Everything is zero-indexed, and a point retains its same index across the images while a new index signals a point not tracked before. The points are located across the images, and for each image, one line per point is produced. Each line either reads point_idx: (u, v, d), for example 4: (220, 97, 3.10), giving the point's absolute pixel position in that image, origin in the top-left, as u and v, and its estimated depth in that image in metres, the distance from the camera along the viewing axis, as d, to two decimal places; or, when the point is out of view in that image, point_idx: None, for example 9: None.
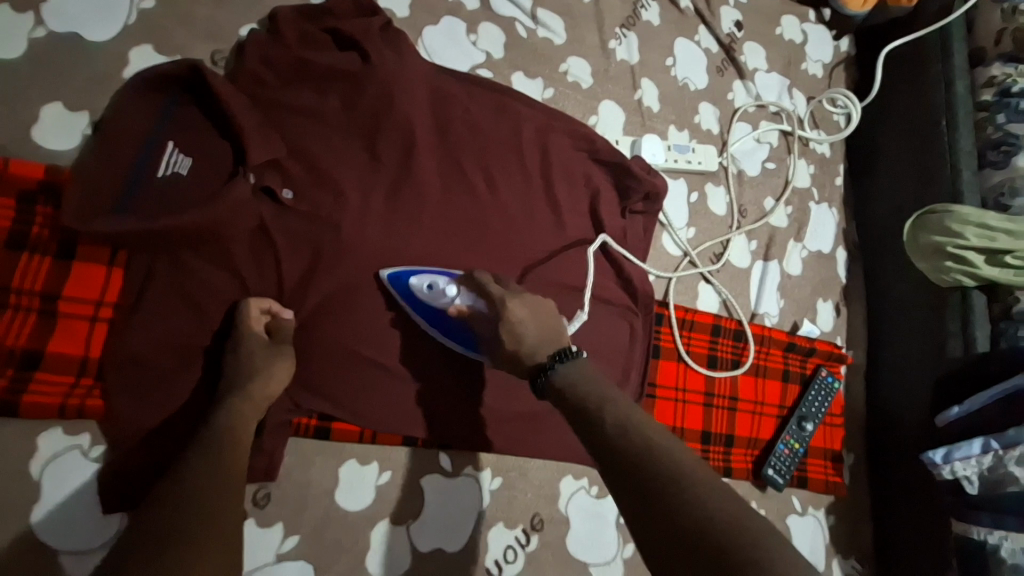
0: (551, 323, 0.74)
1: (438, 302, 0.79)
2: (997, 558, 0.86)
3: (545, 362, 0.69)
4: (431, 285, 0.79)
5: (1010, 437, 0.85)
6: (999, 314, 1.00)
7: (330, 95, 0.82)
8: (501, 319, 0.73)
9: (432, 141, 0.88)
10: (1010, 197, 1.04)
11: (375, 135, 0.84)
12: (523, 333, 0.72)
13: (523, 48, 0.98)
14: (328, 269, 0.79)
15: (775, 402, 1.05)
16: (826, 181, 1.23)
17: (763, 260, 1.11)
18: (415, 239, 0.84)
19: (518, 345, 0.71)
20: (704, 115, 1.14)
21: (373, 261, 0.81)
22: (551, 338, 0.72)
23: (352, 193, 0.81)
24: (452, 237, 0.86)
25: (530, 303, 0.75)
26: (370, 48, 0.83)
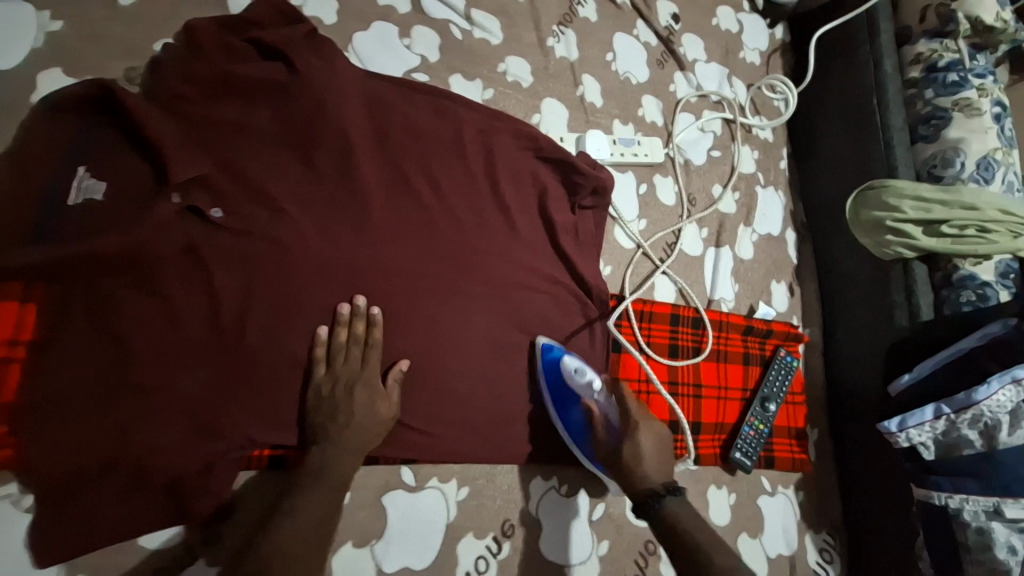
0: (668, 460, 0.86)
1: (580, 390, 0.88)
2: (959, 522, 0.85)
3: (656, 488, 0.80)
4: (581, 373, 0.88)
5: (960, 401, 0.88)
6: (941, 281, 1.03)
7: (259, 108, 0.80)
8: (631, 436, 0.85)
9: (369, 148, 0.85)
10: (942, 168, 1.08)
11: (309, 145, 0.81)
12: (646, 460, 0.83)
13: (459, 50, 0.97)
14: (268, 286, 0.76)
15: (737, 386, 1.06)
16: (771, 164, 1.26)
17: (715, 246, 1.13)
18: (358, 250, 0.82)
19: (639, 465, 0.83)
20: (648, 108, 1.15)
21: (316, 275, 0.79)
22: (665, 469, 0.84)
23: (288, 206, 0.79)
24: (394, 245, 0.84)
25: (659, 437, 0.86)
26: (297, 57, 0.80)
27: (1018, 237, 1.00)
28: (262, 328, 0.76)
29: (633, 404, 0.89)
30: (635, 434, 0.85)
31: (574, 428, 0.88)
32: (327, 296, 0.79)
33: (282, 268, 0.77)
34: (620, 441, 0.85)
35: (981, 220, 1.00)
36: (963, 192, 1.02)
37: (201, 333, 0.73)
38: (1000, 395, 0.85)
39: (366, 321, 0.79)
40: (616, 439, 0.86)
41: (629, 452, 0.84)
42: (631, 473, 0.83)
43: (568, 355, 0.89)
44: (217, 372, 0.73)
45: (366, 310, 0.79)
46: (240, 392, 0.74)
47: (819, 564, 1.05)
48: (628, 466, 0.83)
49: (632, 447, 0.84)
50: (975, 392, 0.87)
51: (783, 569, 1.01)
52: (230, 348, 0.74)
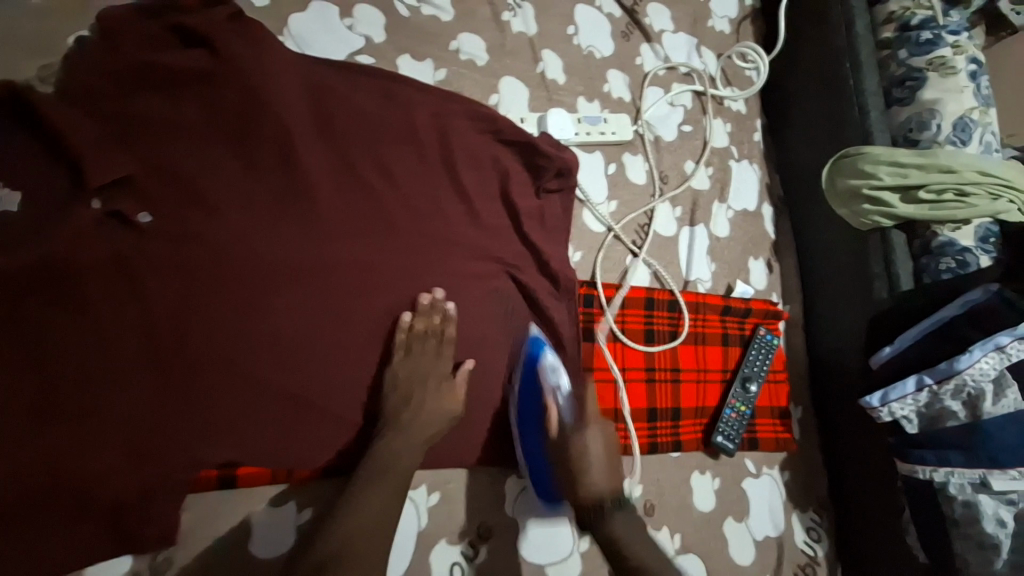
0: (619, 468, 0.80)
1: (547, 386, 0.85)
2: (945, 495, 0.84)
3: (600, 498, 0.76)
4: (555, 371, 0.85)
5: (941, 371, 0.85)
6: (920, 250, 0.99)
7: (185, 100, 0.73)
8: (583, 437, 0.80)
9: (311, 139, 0.79)
10: (918, 131, 1.04)
11: (244, 140, 0.75)
12: (592, 463, 0.79)
13: (406, 28, 0.90)
14: (209, 293, 0.71)
15: (717, 367, 1.03)
16: (744, 137, 1.21)
17: (690, 225, 1.08)
18: (305, 250, 0.77)
19: (584, 469, 0.79)
20: (614, 84, 1.09)
21: (260, 279, 0.74)
22: (613, 481, 0.78)
23: (225, 208, 0.73)
24: (344, 242, 0.79)
25: (612, 445, 0.81)
26: (221, 42, 0.73)
27: (996, 198, 0.96)
28: (203, 338, 0.70)
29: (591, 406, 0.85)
30: (586, 434, 0.81)
31: (527, 421, 0.85)
32: (274, 300, 0.74)
33: (223, 273, 0.72)
34: (570, 438, 0.81)
35: (959, 183, 0.96)
36: (939, 155, 0.98)
37: (135, 349, 0.68)
38: (983, 362, 0.83)
39: (442, 316, 0.82)
40: (566, 436, 0.82)
41: (575, 454, 0.80)
42: (575, 479, 0.78)
43: (547, 351, 0.87)
44: (154, 390, 0.68)
45: (443, 304, 0.82)
46: (184, 409, 0.69)
47: (807, 544, 1.03)
48: (573, 466, 0.79)
49: (580, 446, 0.80)
50: (958, 361, 0.84)
51: (770, 551, 1.00)
52: (170, 363, 0.69)
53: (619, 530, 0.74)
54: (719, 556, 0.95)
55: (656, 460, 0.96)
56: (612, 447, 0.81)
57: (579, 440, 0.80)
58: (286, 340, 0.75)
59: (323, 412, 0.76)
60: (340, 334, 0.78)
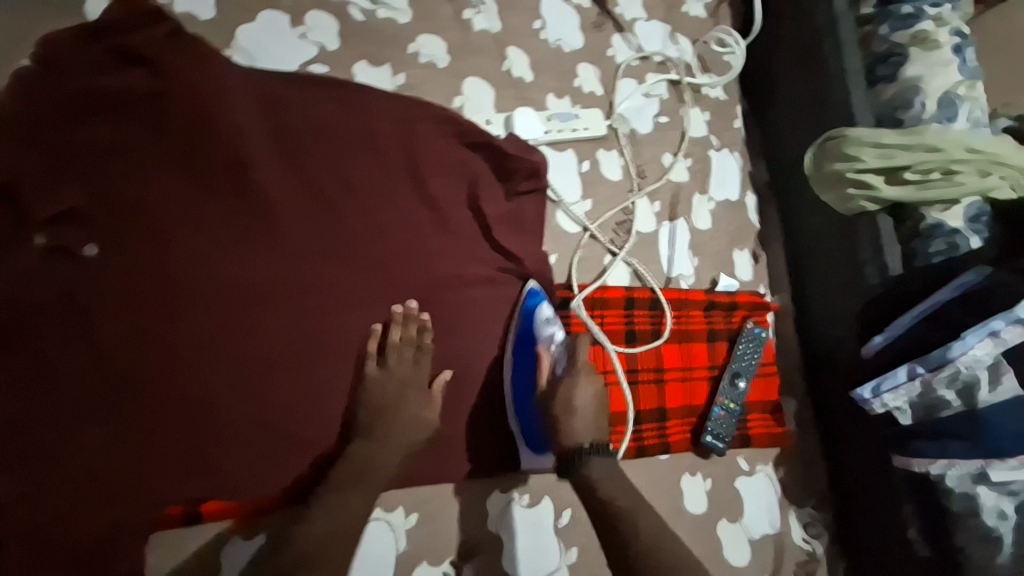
0: (603, 417, 0.83)
1: (541, 337, 0.86)
2: (943, 489, 0.80)
3: (583, 444, 0.79)
4: (549, 323, 0.86)
5: (934, 359, 0.81)
6: (910, 233, 0.94)
7: (127, 123, 0.71)
8: (570, 386, 0.82)
9: (265, 154, 0.77)
10: (903, 111, 0.98)
11: (195, 160, 0.73)
12: (577, 413, 0.81)
13: (362, 33, 0.87)
14: (166, 323, 0.69)
15: (703, 365, 1.00)
16: (725, 124, 1.17)
17: (670, 220, 1.05)
18: (267, 272, 0.75)
19: (568, 417, 0.80)
20: (584, 78, 1.06)
21: (220, 305, 0.72)
22: (595, 428, 0.81)
23: (179, 232, 0.71)
24: (307, 262, 0.77)
25: (598, 395, 0.83)
26: (164, 63, 0.72)
27: (987, 175, 0.91)
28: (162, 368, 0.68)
29: (582, 356, 0.85)
30: (573, 384, 0.82)
31: (522, 373, 0.86)
32: (236, 324, 0.72)
33: (182, 298, 0.70)
34: (558, 386, 0.83)
35: (946, 162, 0.91)
36: (926, 134, 0.93)
37: (89, 385, 0.66)
38: (977, 349, 0.79)
39: (418, 326, 0.80)
40: (554, 387, 0.83)
41: (561, 400, 0.81)
42: (560, 427, 0.80)
43: (545, 303, 0.87)
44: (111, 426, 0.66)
45: (418, 314, 0.80)
46: (147, 442, 0.67)
47: (805, 541, 1.00)
48: (558, 412, 0.81)
49: (567, 396, 0.82)
50: (950, 349, 0.80)
51: (767, 550, 0.97)
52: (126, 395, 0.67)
53: (597, 475, 0.77)
54: (715, 560, 0.92)
55: (645, 465, 0.93)
56: (597, 396, 0.83)
57: (566, 388, 0.82)
58: (249, 366, 0.72)
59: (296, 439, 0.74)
60: (307, 358, 0.76)
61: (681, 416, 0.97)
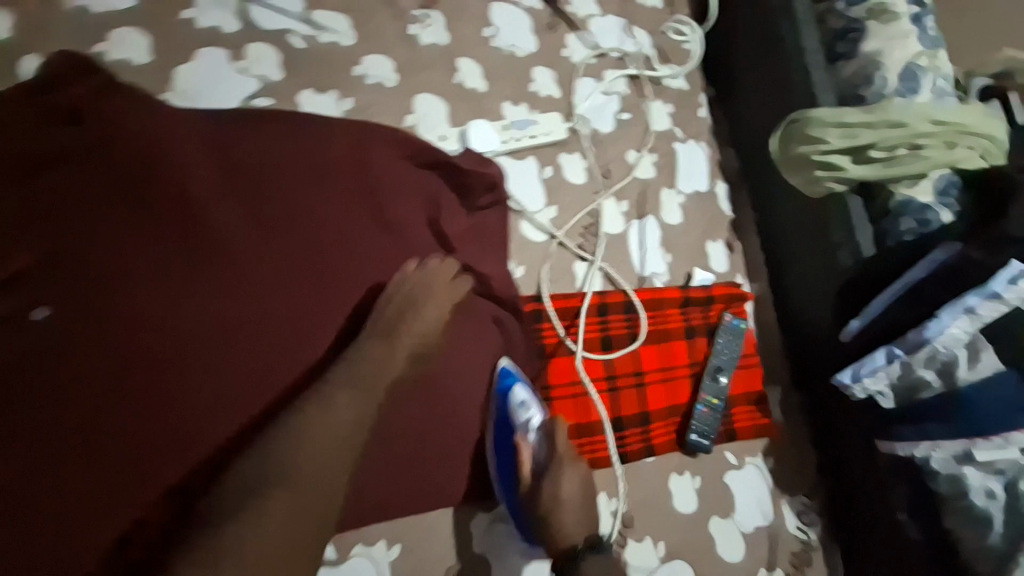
0: (592, 508, 0.83)
1: (518, 424, 0.86)
2: (929, 471, 0.79)
3: (578, 545, 0.79)
4: (526, 406, 0.86)
5: (912, 341, 0.81)
6: (880, 212, 0.92)
7: (62, 164, 0.65)
8: (557, 481, 0.82)
9: (219, 171, 0.72)
10: (865, 87, 0.97)
11: (142, 180, 0.66)
12: (567, 508, 0.81)
13: (305, 60, 0.86)
14: (116, 345, 0.57)
15: (684, 363, 0.99)
16: (689, 115, 1.16)
17: (639, 218, 1.04)
18: (230, 280, 0.65)
19: (558, 516, 0.81)
20: (540, 81, 1.04)
21: (180, 318, 0.61)
22: (586, 520, 0.82)
23: (129, 247, 0.61)
24: (280, 267, 0.69)
25: (584, 484, 0.84)
26: (97, 109, 0.70)
27: (953, 146, 0.90)
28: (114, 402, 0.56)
29: (564, 442, 0.86)
30: (559, 477, 0.83)
31: (504, 467, 0.84)
32: (197, 343, 0.61)
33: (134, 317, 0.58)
34: (544, 481, 0.83)
35: (910, 137, 0.90)
36: (890, 110, 0.92)
37: (28, 432, 0.53)
38: (954, 328, 0.79)
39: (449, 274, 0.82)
40: (539, 480, 0.83)
41: (548, 495, 0.81)
42: (552, 525, 0.80)
43: (520, 385, 0.86)
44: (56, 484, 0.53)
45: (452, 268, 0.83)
46: (91, 502, 0.54)
47: (800, 529, 1.00)
48: (548, 509, 0.81)
49: (556, 492, 0.82)
50: (926, 329, 0.80)
51: (762, 544, 0.97)
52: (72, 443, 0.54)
53: None
54: (708, 557, 0.93)
55: (630, 470, 0.93)
56: (582, 484, 0.84)
57: (552, 482, 0.82)
58: (217, 408, 0.61)
59: (280, 458, 0.60)
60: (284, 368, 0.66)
61: (666, 416, 0.97)
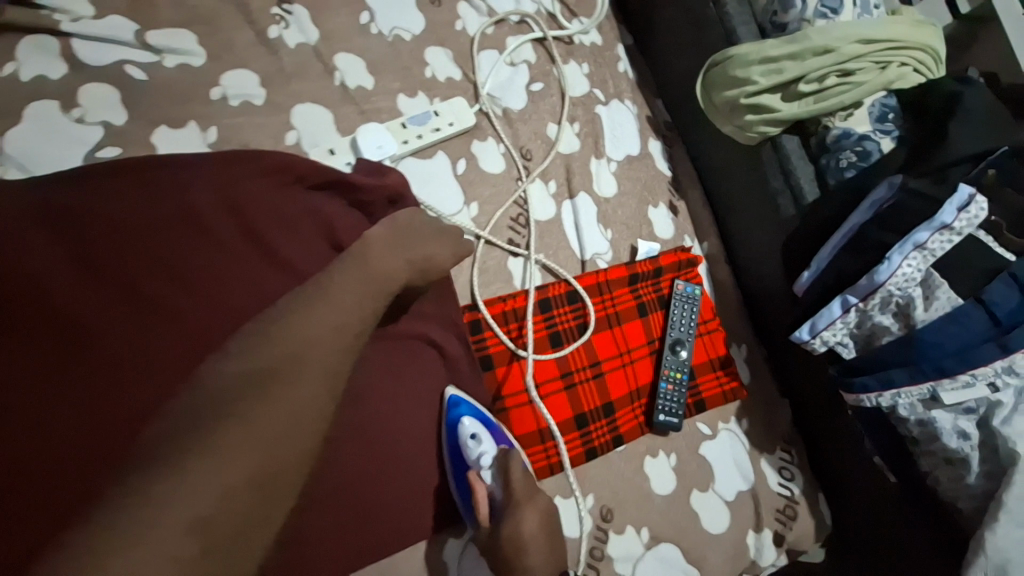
0: (559, 541, 0.76)
1: (472, 460, 0.78)
2: (898, 418, 0.76)
3: None
4: (478, 441, 0.78)
5: (864, 287, 0.75)
6: (818, 149, 0.87)
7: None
8: (514, 520, 0.74)
9: (109, 236, 0.63)
10: (783, 12, 0.89)
11: (40, 279, 0.59)
12: (529, 550, 0.73)
13: (151, 93, 0.76)
14: (75, 442, 0.53)
15: (641, 342, 0.94)
16: (608, 71, 1.07)
17: (570, 198, 0.97)
18: (163, 337, 0.59)
19: (521, 558, 0.72)
20: (435, 64, 0.94)
21: (128, 394, 0.56)
22: (552, 557, 0.74)
23: (55, 353, 0.56)
24: (214, 305, 0.63)
25: (546, 517, 0.76)
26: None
27: (886, 66, 0.84)
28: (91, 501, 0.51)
29: (520, 478, 0.78)
30: (517, 515, 0.75)
31: (468, 504, 0.78)
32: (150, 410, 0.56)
33: (85, 417, 0.54)
34: (502, 523, 0.74)
35: (840, 62, 0.83)
36: (812, 35, 0.84)
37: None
38: (905, 267, 0.73)
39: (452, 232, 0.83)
40: (497, 520, 0.75)
41: (507, 534, 0.73)
42: (514, 567, 0.72)
43: (470, 416, 0.80)
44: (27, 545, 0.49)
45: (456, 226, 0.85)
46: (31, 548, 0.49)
47: (782, 485, 0.97)
48: (508, 552, 0.72)
49: (514, 534, 0.73)
50: (878, 274, 0.74)
51: (745, 507, 0.93)
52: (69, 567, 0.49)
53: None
54: (694, 534, 0.89)
55: (601, 465, 0.89)
56: (543, 519, 0.76)
57: (509, 523, 0.74)
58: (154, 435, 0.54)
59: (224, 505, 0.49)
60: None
61: (631, 400, 0.92)
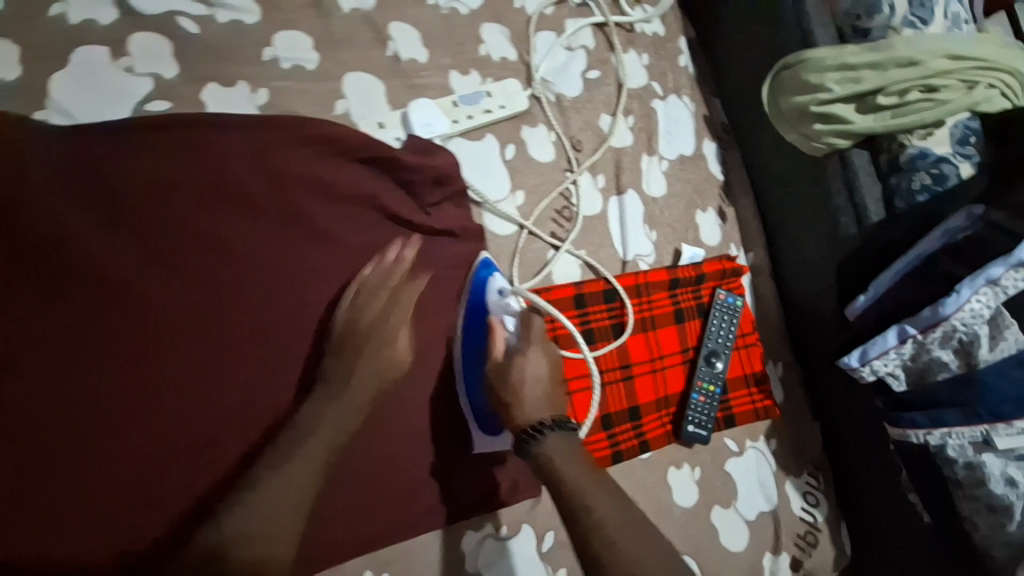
0: (559, 392, 0.75)
1: (493, 308, 0.77)
2: (943, 459, 0.73)
3: (540, 423, 0.70)
4: (503, 294, 0.77)
5: (926, 319, 0.72)
6: (888, 167, 0.82)
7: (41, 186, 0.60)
8: (524, 364, 0.73)
9: (112, 225, 0.61)
10: (868, 18, 0.83)
11: (128, 260, 0.60)
12: (531, 390, 0.72)
13: (200, 48, 0.73)
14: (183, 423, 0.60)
15: (675, 350, 0.91)
16: (667, 66, 1.02)
17: (618, 194, 0.93)
18: (188, 342, 0.61)
19: (520, 396, 0.71)
20: (491, 43, 0.90)
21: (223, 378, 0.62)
22: (551, 404, 0.73)
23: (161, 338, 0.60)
24: (237, 309, 0.63)
25: (554, 373, 0.75)
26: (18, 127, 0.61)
27: (972, 86, 0.79)
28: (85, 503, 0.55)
29: (539, 332, 0.76)
30: (528, 359, 0.73)
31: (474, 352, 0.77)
32: (176, 411, 0.59)
33: (173, 395, 0.59)
34: (510, 365, 0.73)
35: (924, 76, 0.78)
36: (897, 46, 0.80)
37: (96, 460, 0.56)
38: (973, 302, 0.70)
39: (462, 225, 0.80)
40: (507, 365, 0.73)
41: (515, 374, 0.72)
42: (513, 406, 0.71)
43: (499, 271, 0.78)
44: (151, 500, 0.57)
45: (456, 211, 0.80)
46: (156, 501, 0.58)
47: (806, 510, 0.94)
48: (511, 389, 0.72)
49: (521, 375, 0.72)
50: (943, 306, 0.71)
51: (766, 529, 0.91)
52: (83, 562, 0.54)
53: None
54: (712, 549, 0.87)
55: (624, 470, 0.86)
56: (550, 369, 0.75)
57: (518, 368, 0.73)
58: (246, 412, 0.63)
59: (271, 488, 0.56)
60: None
61: (663, 408, 0.90)
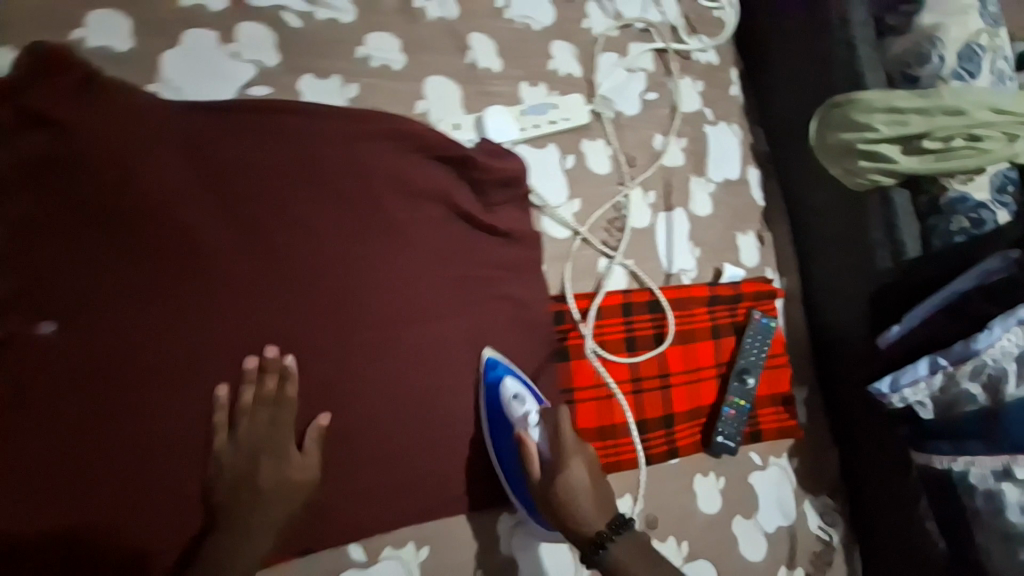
0: (606, 490, 0.74)
1: (513, 417, 0.75)
2: (965, 486, 0.78)
3: (598, 536, 0.70)
4: (520, 399, 0.75)
5: (957, 352, 0.77)
6: (927, 207, 0.88)
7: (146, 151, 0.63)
8: (565, 477, 0.72)
9: (196, 202, 0.64)
10: (918, 66, 0.89)
11: (229, 229, 0.65)
12: (581, 499, 0.72)
13: (299, 40, 0.79)
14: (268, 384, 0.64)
15: (709, 364, 0.95)
16: (718, 94, 1.07)
17: (666, 210, 0.98)
18: (277, 310, 0.65)
19: (573, 507, 0.71)
20: (559, 58, 0.96)
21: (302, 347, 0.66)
22: (604, 505, 0.73)
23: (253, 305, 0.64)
24: (321, 286, 0.67)
25: (596, 474, 0.74)
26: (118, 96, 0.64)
27: (1014, 138, 0.84)
28: (103, 490, 0.57)
29: (569, 435, 0.75)
30: (568, 468, 0.73)
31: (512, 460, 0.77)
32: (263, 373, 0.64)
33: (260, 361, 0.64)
34: (551, 483, 0.72)
35: (969, 126, 0.84)
36: (944, 95, 0.85)
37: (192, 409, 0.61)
38: (1004, 340, 0.75)
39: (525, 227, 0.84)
40: (546, 477, 0.73)
41: (559, 490, 0.72)
42: (566, 522, 0.72)
43: (509, 375, 0.76)
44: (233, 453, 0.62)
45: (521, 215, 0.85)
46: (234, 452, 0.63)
47: (822, 529, 0.98)
48: (560, 506, 0.72)
49: (567, 488, 0.72)
50: (975, 341, 0.76)
51: (783, 543, 0.95)
52: (97, 550, 0.57)
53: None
54: (732, 557, 0.90)
55: (654, 474, 0.90)
56: (591, 472, 0.74)
57: (560, 484, 0.72)
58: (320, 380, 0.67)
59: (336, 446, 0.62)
60: None
61: (693, 419, 0.93)
